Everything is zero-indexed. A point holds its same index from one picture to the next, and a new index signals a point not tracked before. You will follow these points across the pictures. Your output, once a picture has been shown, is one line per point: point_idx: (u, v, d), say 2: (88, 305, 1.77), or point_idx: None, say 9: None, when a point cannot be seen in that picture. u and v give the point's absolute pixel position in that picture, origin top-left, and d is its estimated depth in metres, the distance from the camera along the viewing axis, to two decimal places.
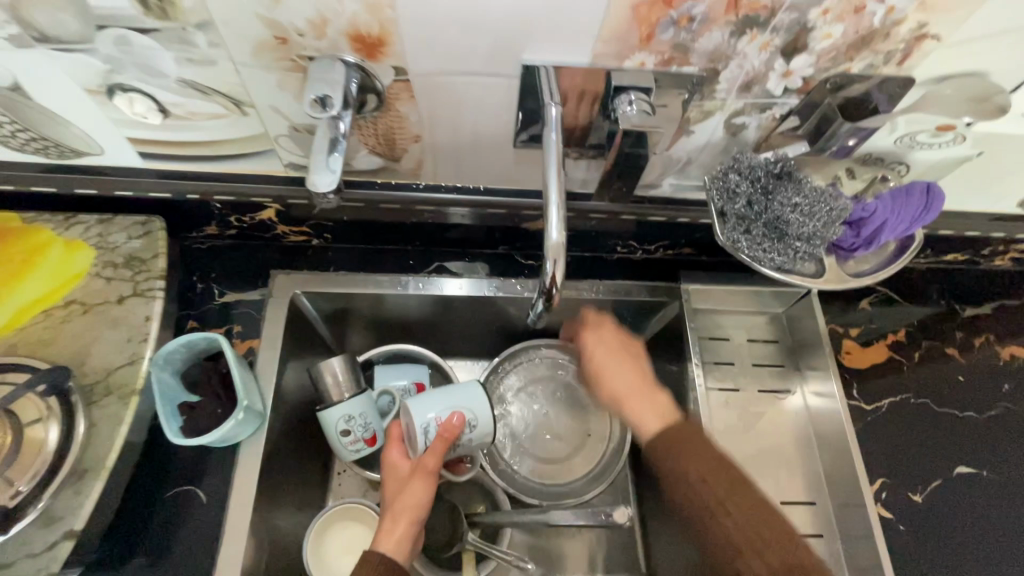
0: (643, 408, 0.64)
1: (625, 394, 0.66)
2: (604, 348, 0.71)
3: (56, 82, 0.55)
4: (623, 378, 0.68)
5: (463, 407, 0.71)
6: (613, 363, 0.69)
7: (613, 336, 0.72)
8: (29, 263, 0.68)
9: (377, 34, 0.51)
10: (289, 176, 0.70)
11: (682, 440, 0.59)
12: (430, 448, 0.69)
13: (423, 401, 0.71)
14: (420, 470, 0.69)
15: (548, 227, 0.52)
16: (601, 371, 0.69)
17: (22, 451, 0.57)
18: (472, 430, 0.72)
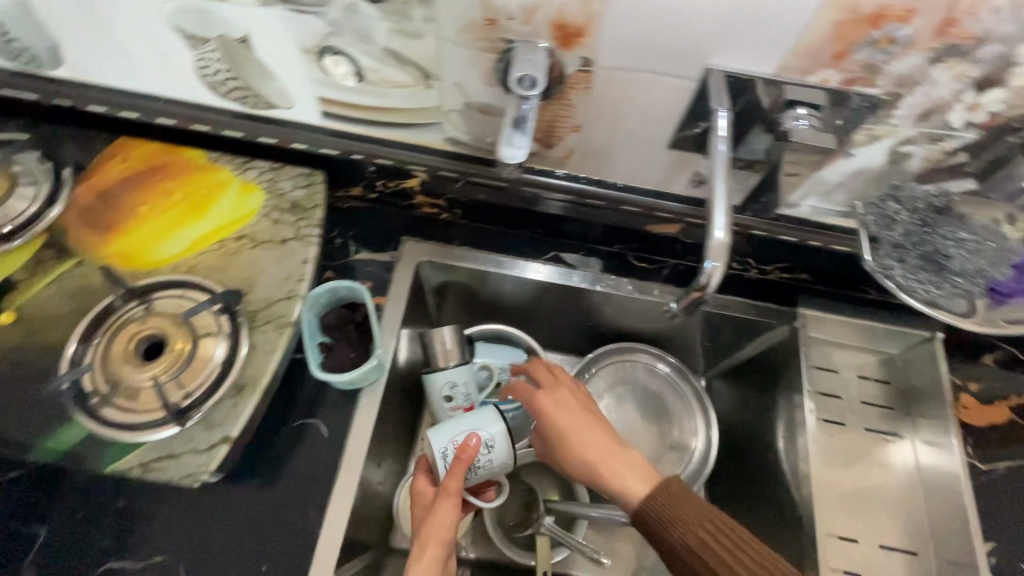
0: (620, 473, 0.65)
1: (597, 457, 0.67)
2: (568, 406, 0.73)
3: (279, 39, 0.62)
4: (591, 437, 0.69)
5: (481, 429, 0.69)
6: (580, 428, 0.70)
7: (572, 399, 0.73)
8: (210, 197, 0.76)
9: (580, 25, 0.54)
10: (446, 150, 0.76)
11: (670, 501, 0.60)
12: (451, 469, 0.67)
13: (441, 425, 0.70)
14: (449, 494, 0.65)
15: (713, 226, 0.54)
16: (566, 439, 0.70)
17: (195, 359, 0.64)
18: (490, 452, 0.70)
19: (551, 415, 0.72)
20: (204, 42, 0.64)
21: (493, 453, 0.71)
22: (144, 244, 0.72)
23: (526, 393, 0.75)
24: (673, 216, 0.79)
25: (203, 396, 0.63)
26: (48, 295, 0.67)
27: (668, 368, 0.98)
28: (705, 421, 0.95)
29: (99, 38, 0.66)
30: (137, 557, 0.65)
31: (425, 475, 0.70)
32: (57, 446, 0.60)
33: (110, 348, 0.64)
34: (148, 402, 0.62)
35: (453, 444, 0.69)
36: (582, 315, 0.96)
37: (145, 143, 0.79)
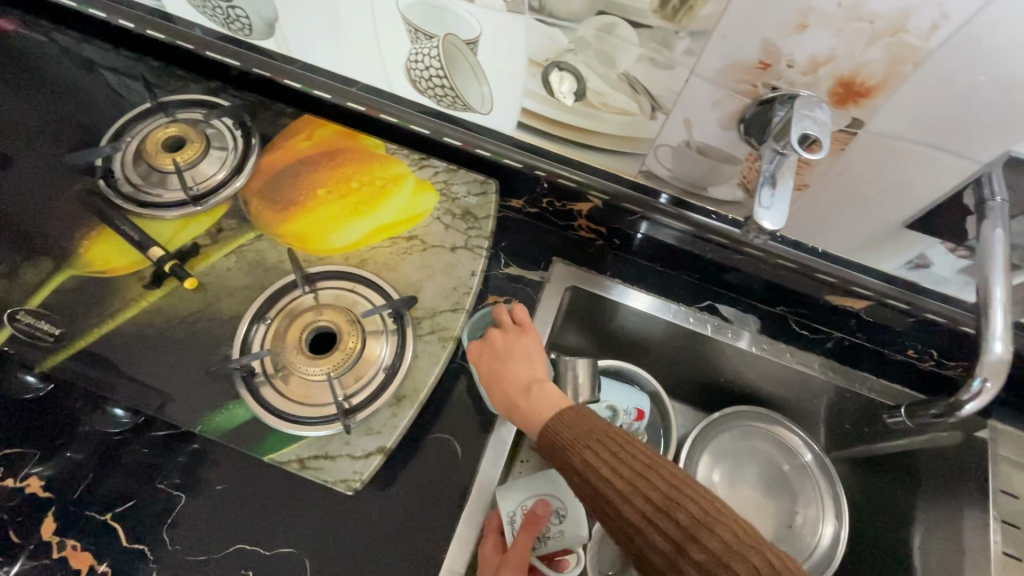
0: (533, 411, 0.59)
1: (518, 395, 0.61)
2: (491, 349, 0.65)
3: (511, 48, 0.59)
4: (514, 373, 0.63)
5: (554, 494, 0.62)
6: (501, 369, 0.63)
7: (498, 337, 0.66)
8: (385, 191, 0.74)
9: (872, 84, 0.48)
10: (636, 182, 0.71)
11: (568, 427, 0.56)
12: (519, 537, 0.58)
13: (510, 484, 0.64)
14: (517, 564, 0.57)
15: (990, 337, 0.53)
16: (491, 380, 0.64)
17: (362, 359, 0.63)
18: (562, 522, 0.62)
19: (477, 359, 0.66)
20: (430, 38, 0.62)
21: (565, 525, 0.62)
22: (318, 229, 0.71)
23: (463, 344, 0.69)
24: (870, 293, 0.71)
25: (364, 401, 0.61)
26: (226, 265, 0.68)
27: (810, 457, 0.88)
28: (835, 518, 0.84)
29: (323, 17, 0.65)
30: (266, 543, 0.65)
31: (489, 537, 0.63)
32: (221, 423, 0.60)
33: (282, 331, 0.64)
34: (313, 396, 0.61)
35: (523, 507, 0.62)
36: (721, 373, 0.89)
37: (326, 124, 0.79)
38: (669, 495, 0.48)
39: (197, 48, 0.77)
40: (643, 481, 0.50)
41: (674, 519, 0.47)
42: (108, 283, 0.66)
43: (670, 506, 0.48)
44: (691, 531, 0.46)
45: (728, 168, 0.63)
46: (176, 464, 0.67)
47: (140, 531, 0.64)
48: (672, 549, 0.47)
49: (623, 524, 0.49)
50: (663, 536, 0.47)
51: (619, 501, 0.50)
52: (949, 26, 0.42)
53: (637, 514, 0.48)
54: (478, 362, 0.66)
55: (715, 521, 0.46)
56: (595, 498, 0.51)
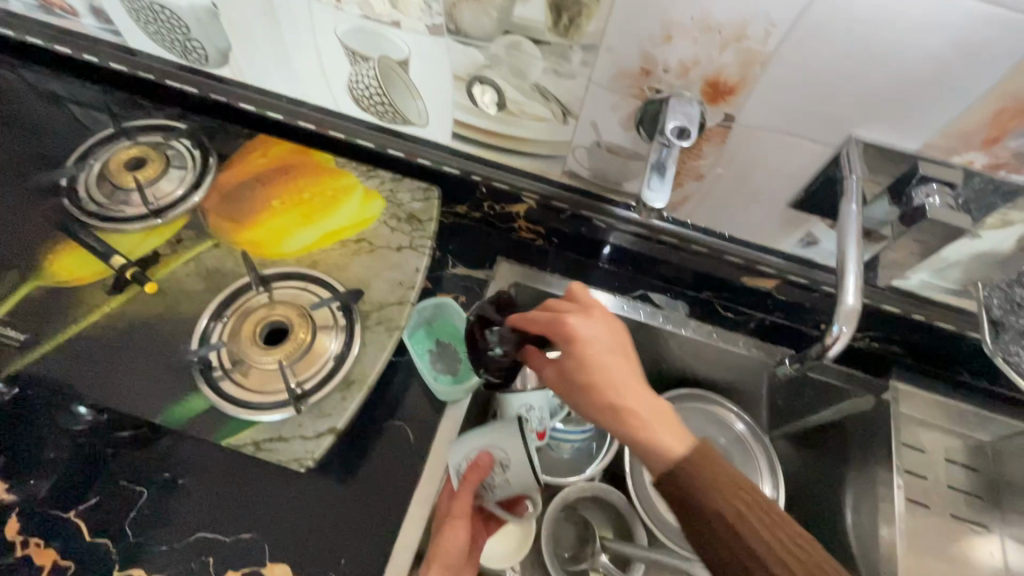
0: (648, 424, 0.53)
1: (624, 397, 0.54)
2: (589, 336, 0.57)
3: (438, 66, 0.67)
4: (619, 373, 0.55)
5: (495, 448, 0.66)
6: (602, 362, 0.55)
7: (585, 323, 0.57)
8: (336, 200, 0.81)
9: (733, 83, 0.57)
10: (562, 182, 0.79)
11: (698, 462, 0.50)
12: (460, 490, 0.65)
13: (457, 440, 0.68)
14: (463, 512, 0.65)
15: (844, 291, 0.57)
16: (593, 369, 0.55)
17: (312, 350, 0.69)
18: (506, 472, 0.66)
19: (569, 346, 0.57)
20: (367, 60, 0.70)
21: (509, 474, 0.66)
22: (274, 236, 0.77)
23: (547, 315, 0.60)
24: (774, 271, 0.80)
25: (315, 386, 0.67)
26: (185, 272, 0.73)
27: (742, 427, 0.96)
28: (772, 481, 0.92)
29: (272, 46, 0.73)
30: (227, 530, 0.68)
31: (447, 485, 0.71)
32: (181, 412, 0.65)
33: (237, 327, 0.69)
34: (268, 384, 0.66)
35: (467, 461, 0.67)
36: (657, 357, 0.97)
37: (280, 142, 0.86)
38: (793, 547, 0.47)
39: (157, 77, 0.84)
40: (792, 548, 0.46)
41: None
42: (73, 291, 0.71)
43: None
44: None
45: (636, 164, 0.72)
46: (137, 460, 0.71)
47: (103, 525, 0.67)
48: None
49: None
50: None
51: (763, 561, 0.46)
52: (779, 32, 0.51)
53: (760, 555, 0.46)
54: (574, 346, 0.56)
55: None
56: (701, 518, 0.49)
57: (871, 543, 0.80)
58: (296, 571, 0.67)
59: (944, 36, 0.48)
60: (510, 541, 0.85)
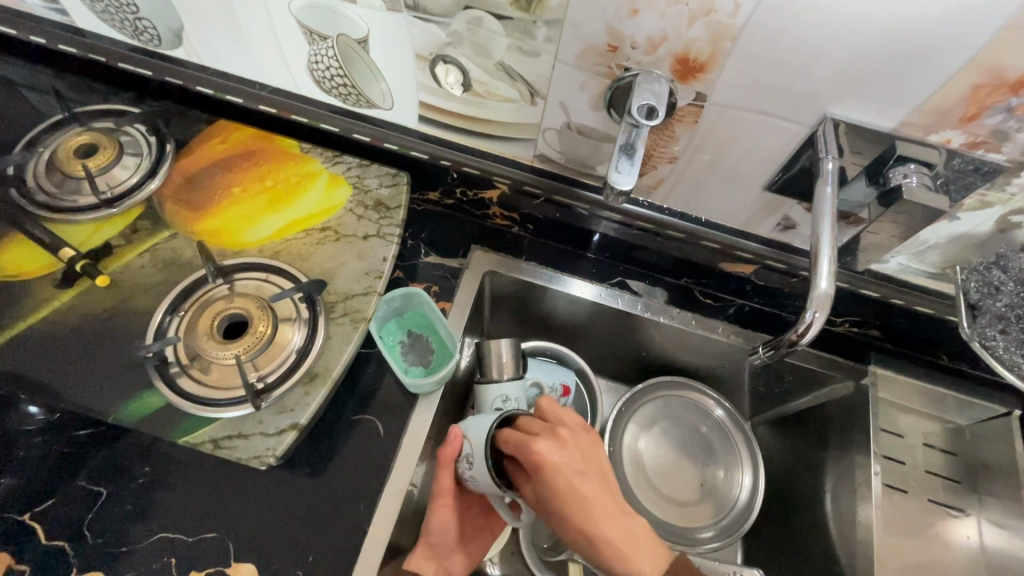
0: (625, 549, 0.58)
1: (603, 526, 0.59)
2: (563, 464, 0.60)
3: (398, 44, 0.64)
4: (594, 500, 0.59)
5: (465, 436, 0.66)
6: (579, 491, 0.59)
7: (560, 452, 0.60)
8: (299, 187, 0.78)
9: (704, 60, 0.54)
10: (534, 167, 0.76)
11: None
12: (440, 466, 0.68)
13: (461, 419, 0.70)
14: (443, 492, 0.68)
15: (818, 275, 0.55)
16: (569, 496, 0.59)
17: (274, 343, 0.66)
18: (470, 466, 0.65)
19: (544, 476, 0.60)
20: (324, 39, 0.66)
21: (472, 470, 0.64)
22: (234, 226, 0.74)
23: (514, 442, 0.62)
24: (752, 256, 0.78)
25: (276, 381, 0.64)
26: (140, 264, 0.70)
27: (722, 412, 0.96)
28: (751, 468, 0.92)
29: (224, 24, 0.69)
30: (190, 530, 0.66)
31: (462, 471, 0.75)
32: (135, 410, 0.62)
33: (196, 320, 0.67)
34: (226, 379, 0.64)
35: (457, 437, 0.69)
36: (636, 345, 0.95)
37: (241, 127, 0.82)
38: None
39: (109, 60, 0.80)
40: None
41: None
42: (21, 286, 0.68)
43: None
44: None
45: (608, 147, 0.69)
46: (97, 460, 0.68)
47: (61, 527, 0.65)
48: None
49: None
50: None
51: None
52: (747, 5, 0.48)
53: None
54: (549, 476, 0.59)
55: None
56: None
57: (849, 531, 0.79)
58: (261, 571, 0.65)
59: (920, 8, 0.46)
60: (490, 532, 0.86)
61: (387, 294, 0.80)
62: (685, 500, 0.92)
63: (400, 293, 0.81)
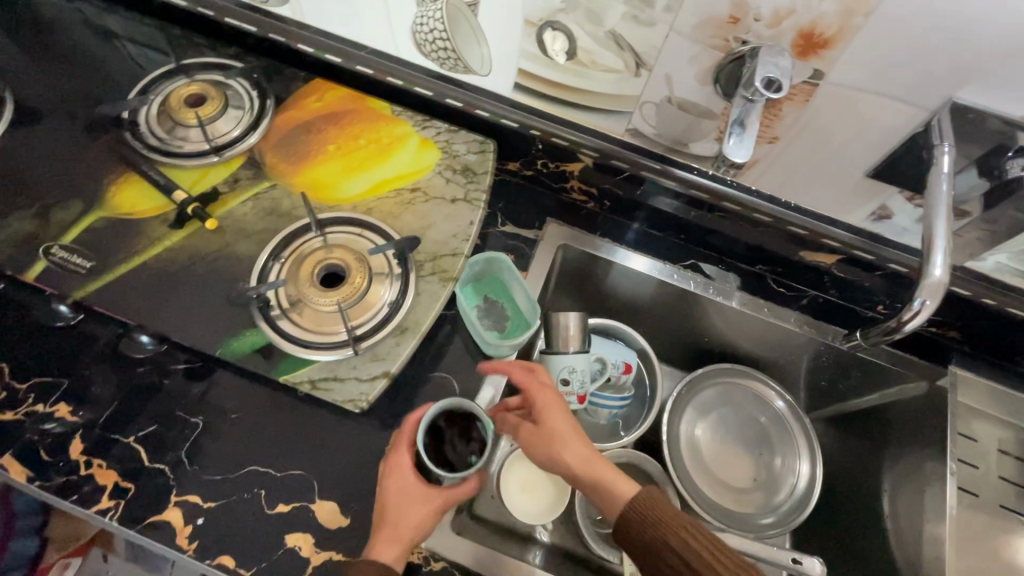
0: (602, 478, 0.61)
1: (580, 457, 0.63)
2: (547, 395, 0.67)
3: (510, 9, 0.65)
4: (569, 432, 0.65)
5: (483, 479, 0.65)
6: (556, 418, 0.65)
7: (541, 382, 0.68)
8: (391, 148, 0.80)
9: (829, 36, 0.53)
10: (623, 141, 0.77)
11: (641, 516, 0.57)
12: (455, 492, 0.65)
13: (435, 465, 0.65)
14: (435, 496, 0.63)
15: (931, 264, 0.55)
16: (551, 420, 0.65)
17: (369, 294, 0.69)
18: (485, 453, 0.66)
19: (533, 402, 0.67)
20: (435, 0, 0.68)
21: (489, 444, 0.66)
22: (330, 181, 0.77)
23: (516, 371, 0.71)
24: (840, 245, 0.77)
25: (369, 330, 0.67)
26: (243, 211, 0.73)
27: (783, 405, 0.96)
28: (809, 459, 0.92)
29: None
30: (277, 466, 0.70)
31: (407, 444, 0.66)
32: (240, 347, 0.65)
33: (296, 267, 0.69)
34: (324, 324, 0.67)
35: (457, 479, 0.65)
36: (700, 329, 0.95)
37: (336, 87, 0.85)
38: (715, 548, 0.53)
39: (217, 15, 0.83)
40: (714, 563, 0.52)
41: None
42: (134, 224, 0.72)
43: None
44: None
45: (706, 124, 0.69)
46: (193, 394, 0.73)
47: (161, 452, 0.69)
48: None
49: None
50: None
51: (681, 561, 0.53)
52: None
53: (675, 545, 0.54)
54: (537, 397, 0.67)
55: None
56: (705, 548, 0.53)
57: (914, 529, 0.78)
58: (342, 509, 0.68)
59: None
60: (545, 499, 0.88)
61: (471, 258, 0.81)
62: (741, 487, 0.93)
63: (481, 257, 0.82)
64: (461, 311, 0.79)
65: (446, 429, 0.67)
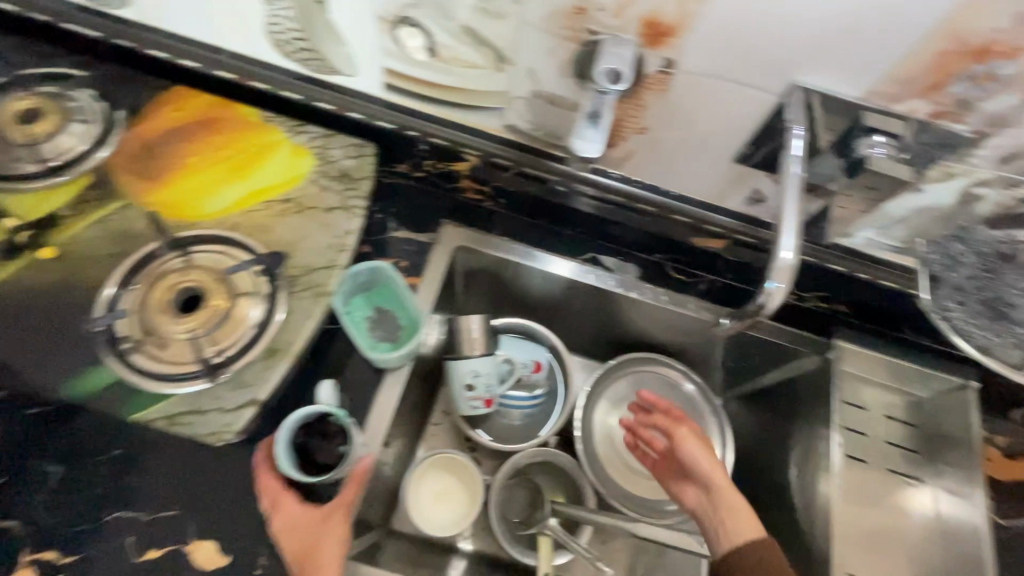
0: (727, 514, 0.66)
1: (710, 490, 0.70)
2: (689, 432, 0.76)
3: (358, 5, 0.61)
4: (705, 465, 0.71)
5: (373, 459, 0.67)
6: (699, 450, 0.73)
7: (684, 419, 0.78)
8: (262, 157, 0.75)
9: (671, 24, 0.53)
10: (503, 137, 0.75)
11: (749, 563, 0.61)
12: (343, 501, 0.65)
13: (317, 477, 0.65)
14: (334, 509, 0.64)
15: (780, 246, 0.55)
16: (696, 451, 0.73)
17: (233, 316, 0.64)
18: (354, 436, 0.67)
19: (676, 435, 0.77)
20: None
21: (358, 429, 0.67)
22: (189, 197, 0.71)
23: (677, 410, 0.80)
24: (722, 230, 0.79)
25: (233, 356, 0.62)
26: (91, 234, 0.67)
27: (692, 387, 0.97)
28: (722, 442, 0.93)
29: None
30: (147, 508, 0.64)
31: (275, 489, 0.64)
32: (87, 386, 0.60)
33: (148, 294, 0.64)
34: (179, 354, 0.62)
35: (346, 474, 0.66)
36: (607, 322, 0.95)
37: (198, 94, 0.78)
38: None
39: (54, 20, 0.75)
40: None
41: None
42: None
43: None
44: None
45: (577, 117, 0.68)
46: (45, 441, 0.65)
47: (11, 507, 0.63)
48: None
49: None
50: None
51: None
52: None
53: None
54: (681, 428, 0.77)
55: None
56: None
57: (811, 500, 0.81)
58: (221, 549, 0.63)
59: None
60: (461, 505, 0.86)
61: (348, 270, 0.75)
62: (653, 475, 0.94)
63: (363, 266, 0.76)
64: (345, 328, 0.74)
65: (306, 441, 0.65)
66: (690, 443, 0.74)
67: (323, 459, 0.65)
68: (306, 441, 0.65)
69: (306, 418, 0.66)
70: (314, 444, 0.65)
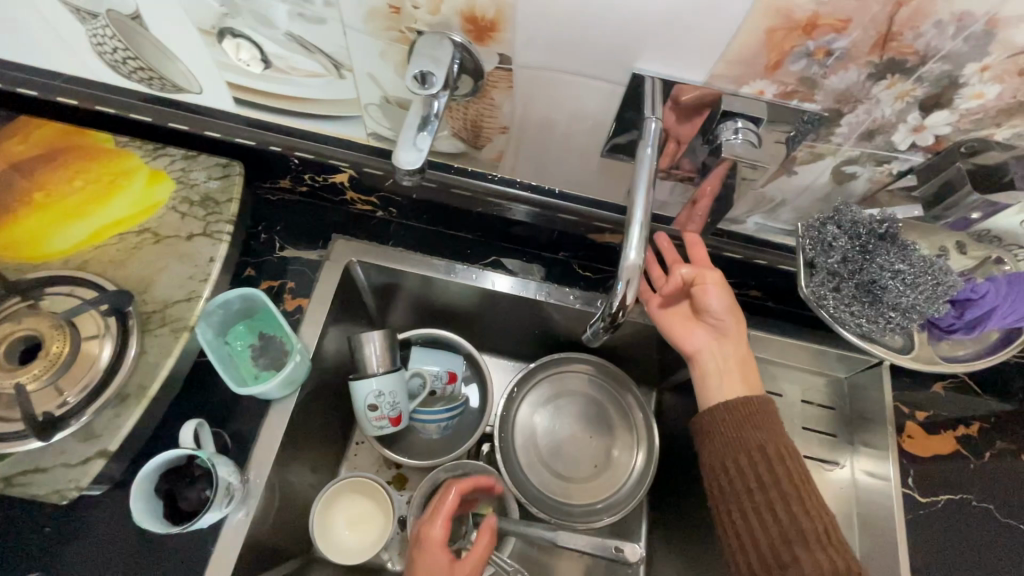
0: (731, 369, 0.65)
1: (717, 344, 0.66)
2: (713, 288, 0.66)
3: (175, 19, 0.56)
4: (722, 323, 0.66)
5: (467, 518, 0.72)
6: (717, 309, 0.66)
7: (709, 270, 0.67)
8: (116, 186, 0.70)
9: (492, 18, 0.49)
10: (372, 146, 0.70)
11: (745, 413, 0.62)
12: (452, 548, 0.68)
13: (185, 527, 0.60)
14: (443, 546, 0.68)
15: (628, 245, 0.52)
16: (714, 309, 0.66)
17: (76, 363, 0.60)
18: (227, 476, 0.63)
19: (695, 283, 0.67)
20: (95, 17, 0.58)
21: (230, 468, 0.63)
22: (32, 237, 0.67)
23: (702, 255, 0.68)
24: (608, 226, 0.74)
25: (75, 408, 0.58)
26: None
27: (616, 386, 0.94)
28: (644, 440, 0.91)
29: None
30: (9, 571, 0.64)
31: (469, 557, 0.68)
32: None
33: None
34: (11, 409, 0.58)
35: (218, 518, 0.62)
36: (518, 327, 0.92)
37: (44, 122, 0.72)
38: (793, 468, 0.60)
39: None
40: (789, 481, 0.58)
41: (798, 500, 0.58)
42: None
43: (791, 494, 0.58)
44: (800, 517, 0.57)
45: None
46: None
47: None
48: (760, 508, 0.58)
49: (732, 489, 0.60)
50: (769, 499, 0.58)
51: (758, 466, 0.59)
52: None
53: (767, 445, 0.60)
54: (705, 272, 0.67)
55: (812, 542, 0.55)
56: (777, 477, 0.58)
57: None
58: None
59: None
60: (377, 529, 0.77)
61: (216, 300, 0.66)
62: (580, 478, 0.91)
63: (230, 295, 0.66)
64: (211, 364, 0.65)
65: (171, 488, 0.61)
66: (713, 293, 0.66)
67: (190, 505, 0.61)
68: (171, 489, 0.61)
69: (170, 463, 0.62)
70: (180, 491, 0.61)
